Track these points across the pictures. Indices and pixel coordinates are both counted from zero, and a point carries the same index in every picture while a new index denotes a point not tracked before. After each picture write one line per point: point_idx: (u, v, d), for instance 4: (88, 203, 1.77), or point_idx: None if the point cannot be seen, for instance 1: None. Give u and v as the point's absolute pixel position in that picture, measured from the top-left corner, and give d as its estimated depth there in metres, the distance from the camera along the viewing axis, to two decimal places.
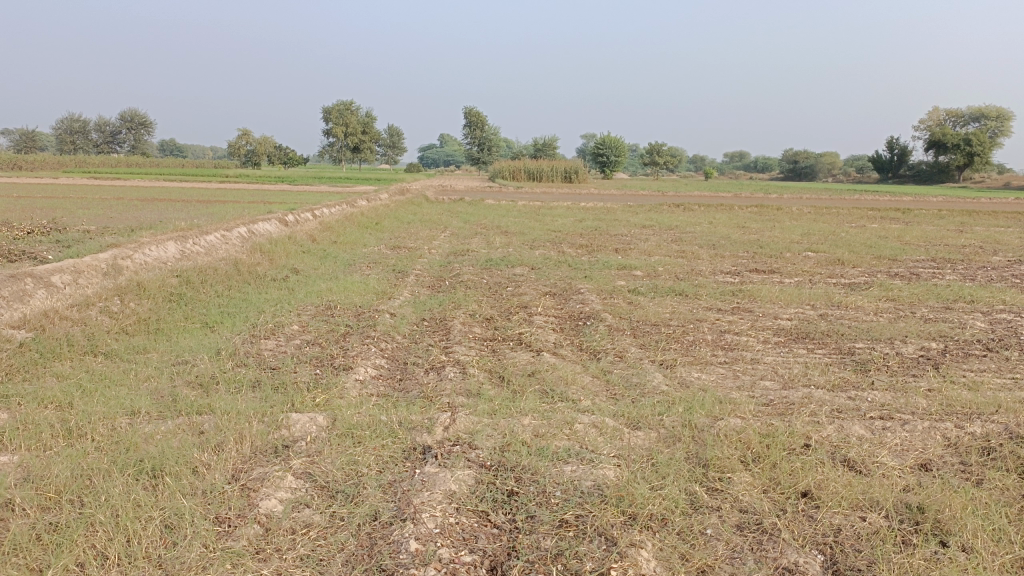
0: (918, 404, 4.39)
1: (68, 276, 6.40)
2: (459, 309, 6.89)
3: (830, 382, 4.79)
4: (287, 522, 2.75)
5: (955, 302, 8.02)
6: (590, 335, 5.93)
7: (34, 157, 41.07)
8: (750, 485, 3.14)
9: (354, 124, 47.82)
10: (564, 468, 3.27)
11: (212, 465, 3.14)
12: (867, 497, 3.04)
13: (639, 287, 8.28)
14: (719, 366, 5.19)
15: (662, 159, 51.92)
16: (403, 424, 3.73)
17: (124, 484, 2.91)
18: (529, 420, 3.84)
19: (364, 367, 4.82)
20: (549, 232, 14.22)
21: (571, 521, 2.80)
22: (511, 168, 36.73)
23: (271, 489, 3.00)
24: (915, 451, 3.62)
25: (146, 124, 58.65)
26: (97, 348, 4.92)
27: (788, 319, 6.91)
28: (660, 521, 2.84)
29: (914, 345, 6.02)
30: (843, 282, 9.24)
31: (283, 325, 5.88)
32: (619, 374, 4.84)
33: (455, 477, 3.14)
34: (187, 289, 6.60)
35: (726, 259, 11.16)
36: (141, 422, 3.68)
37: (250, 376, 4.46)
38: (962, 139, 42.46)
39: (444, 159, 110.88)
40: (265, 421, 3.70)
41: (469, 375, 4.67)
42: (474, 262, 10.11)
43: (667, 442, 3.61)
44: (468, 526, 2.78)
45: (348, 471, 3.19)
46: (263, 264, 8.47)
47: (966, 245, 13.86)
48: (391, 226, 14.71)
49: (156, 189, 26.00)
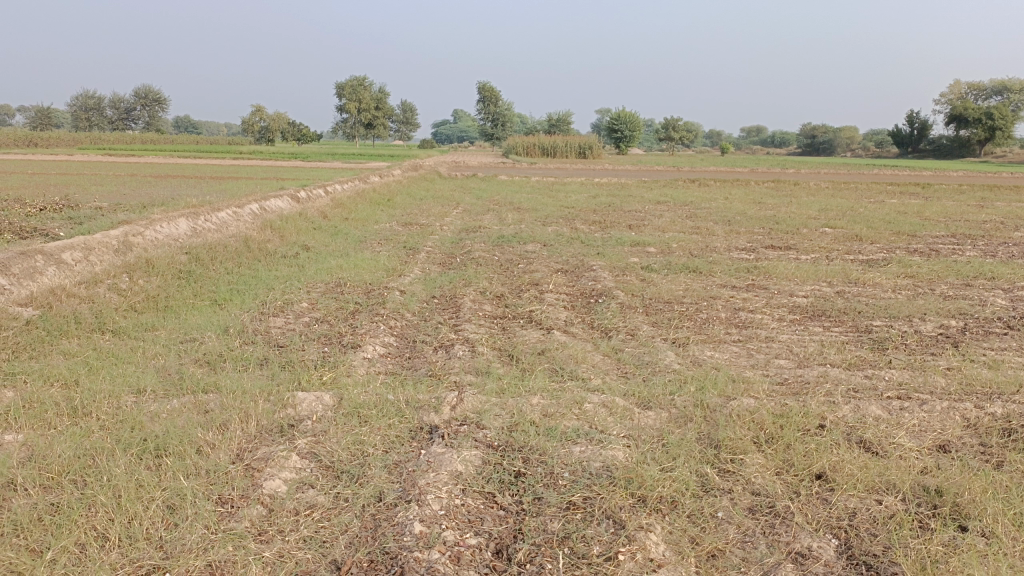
0: (936, 383, 4.30)
1: (79, 253, 6.39)
2: (470, 286, 6.83)
3: (846, 361, 4.70)
4: (290, 503, 2.71)
5: (975, 280, 7.86)
6: (601, 313, 5.86)
7: (49, 134, 41.23)
8: (763, 467, 3.07)
9: (367, 99, 47.52)
10: (573, 448, 3.21)
11: (216, 444, 3.11)
12: (883, 480, 2.97)
13: (652, 264, 8.17)
14: (733, 344, 5.10)
15: (678, 134, 51.34)
16: (410, 403, 3.68)
17: (126, 464, 2.89)
18: (537, 399, 3.77)
19: (372, 344, 4.77)
20: (562, 209, 14.09)
21: (579, 503, 2.74)
22: (525, 143, 36.46)
23: (275, 469, 2.96)
24: (933, 433, 3.54)
25: (161, 101, 58.54)
26: (105, 326, 4.90)
27: (804, 296, 6.80)
28: (670, 504, 2.78)
29: (934, 323, 5.90)
30: (860, 259, 9.09)
31: (292, 303, 5.84)
32: (630, 352, 4.76)
33: (462, 457, 3.09)
34: (196, 266, 6.57)
35: (741, 235, 11.01)
36: (146, 401, 3.66)
37: (258, 354, 4.42)
38: (983, 113, 41.70)
39: (458, 134, 110.13)
40: (271, 399, 3.66)
41: (478, 354, 4.62)
42: (486, 239, 10.03)
43: (678, 422, 3.55)
44: (473, 508, 2.73)
45: (353, 451, 3.15)
46: (273, 241, 8.42)
47: (987, 221, 13.60)
48: (403, 203, 14.63)
49: (171, 166, 25.93)
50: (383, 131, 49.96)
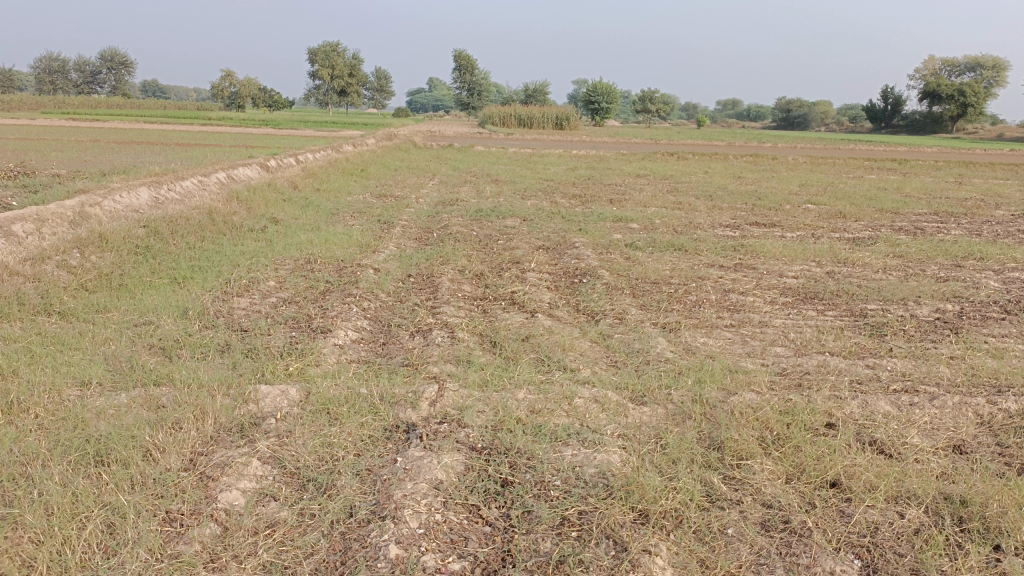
0: (942, 373, 4.06)
1: (31, 225, 5.95)
2: (448, 264, 6.49)
3: (846, 349, 4.46)
4: (248, 520, 2.39)
5: (965, 260, 7.67)
6: (587, 294, 5.55)
7: (10, 97, 39.70)
8: (773, 474, 2.80)
9: (340, 67, 46.39)
10: (564, 452, 2.92)
11: (167, 448, 2.78)
12: (903, 488, 2.72)
13: (636, 241, 7.89)
14: (726, 330, 4.84)
15: (654, 106, 51.00)
16: (385, 398, 3.36)
17: (61, 475, 2.55)
18: (523, 393, 3.47)
19: (343, 329, 4.43)
20: (541, 181, 13.71)
21: (574, 519, 2.46)
22: (502, 113, 35.79)
23: (233, 479, 2.64)
24: (947, 431, 3.30)
25: (127, 64, 56.97)
26: (51, 308, 4.51)
27: (794, 277, 6.54)
28: (674, 520, 2.50)
29: (930, 306, 5.69)
30: (847, 237, 8.89)
31: (257, 282, 5.47)
32: (620, 339, 4.47)
33: (442, 463, 2.78)
34: (155, 241, 6.15)
35: (724, 211, 10.78)
36: (92, 395, 3.31)
37: (219, 341, 4.08)
38: (956, 90, 41.78)
39: (434, 103, 108.83)
40: (230, 394, 3.31)
41: (458, 340, 4.30)
42: (464, 213, 9.66)
43: (675, 419, 3.27)
44: (456, 524, 2.44)
45: (322, 455, 2.83)
46: (239, 213, 7.99)
47: (968, 198, 13.49)
48: (377, 173, 14.19)
49: (136, 131, 25.13)
50: (356, 98, 49.01)
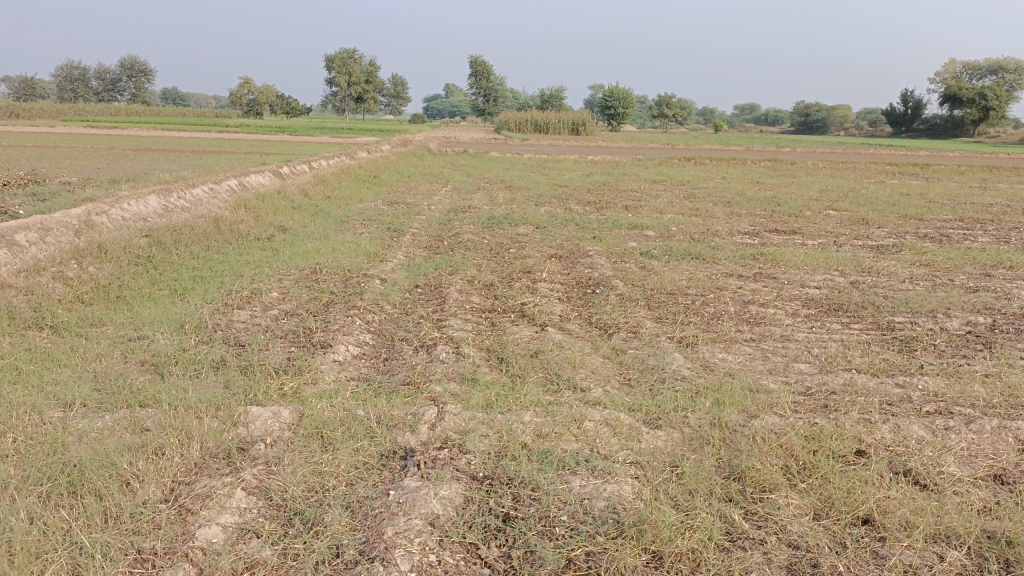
0: (978, 394, 3.80)
1: (32, 234, 5.82)
2: (457, 274, 6.29)
3: (873, 366, 4.21)
4: (226, 561, 2.20)
5: (994, 269, 7.37)
6: (600, 306, 5.33)
7: (32, 106, 40.04)
8: (799, 510, 2.58)
9: (357, 73, 46.46)
10: (572, 482, 2.71)
11: (146, 478, 2.60)
12: (942, 526, 2.49)
13: (652, 249, 7.66)
14: (746, 345, 4.60)
15: (671, 110, 50.67)
16: (382, 421, 3.16)
17: (28, 508, 2.37)
18: (530, 416, 3.26)
19: (344, 344, 4.24)
20: (555, 187, 13.51)
21: (580, 562, 2.26)
22: (518, 117, 35.90)
23: (213, 512, 2.45)
24: (986, 459, 3.06)
25: (147, 72, 57.40)
26: (44, 321, 4.36)
27: (817, 288, 6.29)
28: (691, 563, 2.28)
29: (960, 319, 5.42)
30: (870, 244, 8.60)
31: (259, 293, 5.30)
32: (634, 354, 4.25)
33: (440, 494, 2.57)
34: (157, 250, 6.01)
35: (743, 218, 10.54)
36: (74, 417, 3.13)
37: (213, 357, 3.90)
38: (978, 93, 41.17)
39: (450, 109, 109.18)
40: (218, 416, 3.13)
41: (464, 356, 4.10)
42: (476, 220, 9.48)
43: (692, 445, 3.05)
44: (452, 566, 2.24)
45: (312, 485, 2.64)
46: (247, 221, 7.84)
47: (994, 203, 13.15)
48: (390, 180, 14.06)
49: (152, 139, 25.17)
50: (373, 105, 49.07)
